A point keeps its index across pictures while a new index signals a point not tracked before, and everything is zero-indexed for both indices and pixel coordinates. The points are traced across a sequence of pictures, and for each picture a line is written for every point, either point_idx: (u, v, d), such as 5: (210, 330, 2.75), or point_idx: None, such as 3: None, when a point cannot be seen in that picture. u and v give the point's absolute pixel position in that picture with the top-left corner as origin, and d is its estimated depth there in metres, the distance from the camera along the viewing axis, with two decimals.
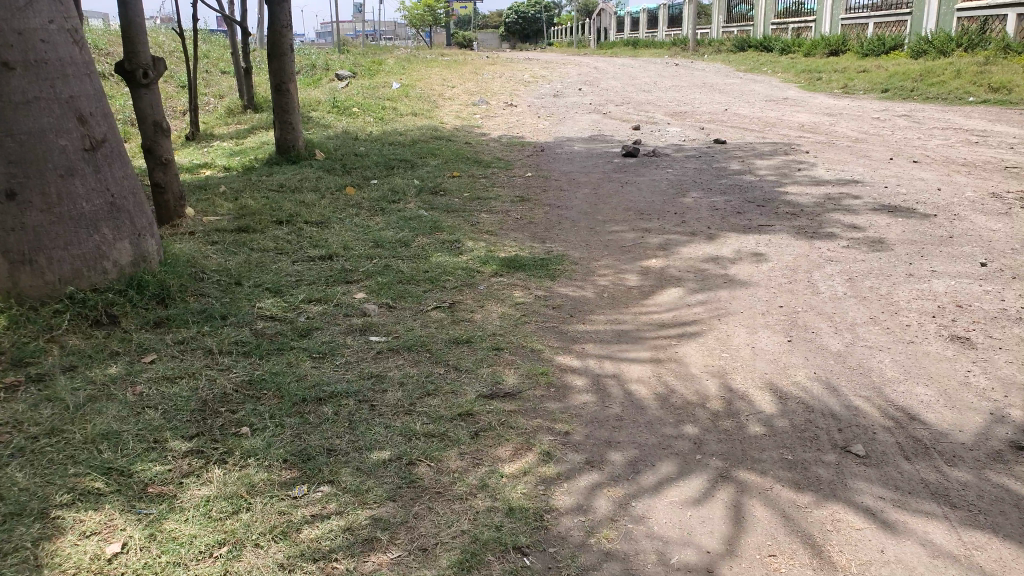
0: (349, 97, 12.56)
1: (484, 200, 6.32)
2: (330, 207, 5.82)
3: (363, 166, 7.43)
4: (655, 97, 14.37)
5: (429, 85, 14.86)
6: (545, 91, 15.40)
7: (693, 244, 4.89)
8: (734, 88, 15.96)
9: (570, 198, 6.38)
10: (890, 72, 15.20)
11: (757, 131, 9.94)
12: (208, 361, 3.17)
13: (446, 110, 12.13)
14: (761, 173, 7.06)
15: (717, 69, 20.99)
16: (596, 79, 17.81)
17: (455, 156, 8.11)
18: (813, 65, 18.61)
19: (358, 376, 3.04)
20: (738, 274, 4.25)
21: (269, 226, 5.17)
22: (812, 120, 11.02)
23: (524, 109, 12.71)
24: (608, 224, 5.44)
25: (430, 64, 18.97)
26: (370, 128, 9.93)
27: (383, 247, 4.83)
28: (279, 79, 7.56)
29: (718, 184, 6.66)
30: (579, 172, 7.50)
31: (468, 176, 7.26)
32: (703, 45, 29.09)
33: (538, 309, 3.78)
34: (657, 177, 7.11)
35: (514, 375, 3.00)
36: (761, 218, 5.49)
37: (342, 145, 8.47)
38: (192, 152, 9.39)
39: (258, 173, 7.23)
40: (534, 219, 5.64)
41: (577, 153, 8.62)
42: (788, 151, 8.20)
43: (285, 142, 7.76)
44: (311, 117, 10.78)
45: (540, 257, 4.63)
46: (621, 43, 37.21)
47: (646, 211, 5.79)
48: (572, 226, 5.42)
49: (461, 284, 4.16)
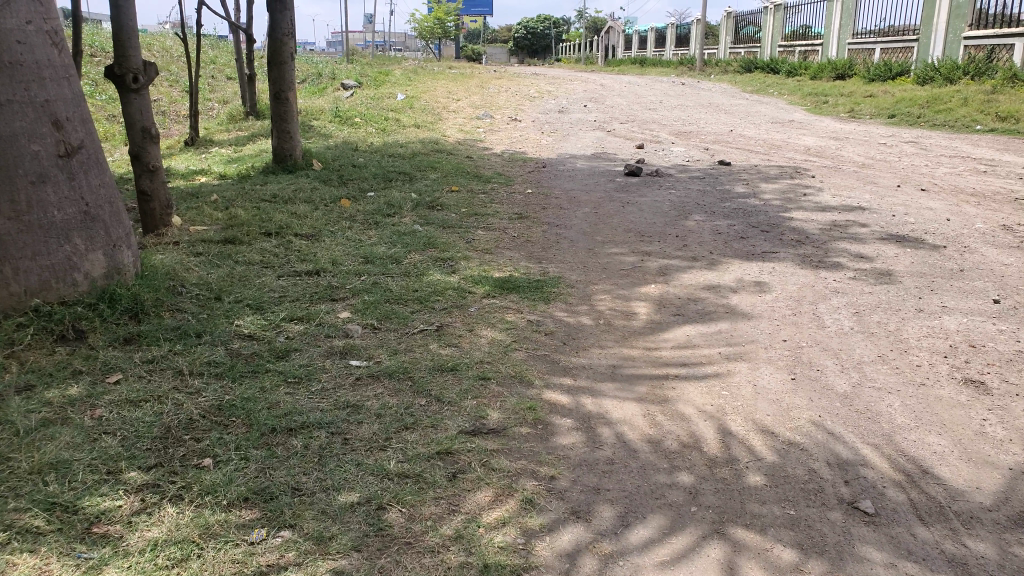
0: (351, 107, 12.42)
1: (481, 215, 6.15)
2: (322, 219, 5.64)
3: (360, 177, 7.27)
4: (660, 116, 14.24)
5: (433, 97, 14.74)
6: (549, 106, 15.27)
7: (694, 269, 4.72)
8: (740, 109, 15.84)
9: (570, 217, 6.21)
10: (898, 98, 15.08)
11: (762, 154, 9.80)
12: (177, 383, 2.99)
13: (449, 123, 11.98)
14: (766, 197, 6.90)
15: (723, 90, 20.91)
16: (601, 95, 17.71)
17: (454, 169, 7.96)
18: (819, 88, 18.52)
19: (333, 405, 2.86)
20: (740, 304, 4.07)
21: (257, 237, 4.99)
22: (819, 144, 10.88)
23: (527, 124, 12.59)
24: (608, 246, 5.28)
25: (435, 76, 18.87)
26: (370, 139, 9.78)
27: (372, 263, 4.65)
28: (278, 88, 7.41)
29: (722, 207, 6.50)
30: (580, 190, 7.33)
31: (466, 191, 7.10)
32: (710, 65, 29.03)
33: (529, 334, 3.59)
34: (660, 198, 6.95)
35: (499, 409, 2.82)
36: (766, 244, 5.33)
37: (340, 155, 8.31)
38: (187, 159, 9.24)
39: (252, 182, 7.06)
40: (531, 238, 5.47)
41: (579, 171, 8.46)
42: (794, 174, 8.04)
43: (282, 151, 7.58)
44: (311, 126, 10.64)
45: (535, 278, 4.45)
46: (628, 61, 37.22)
47: (647, 233, 5.62)
48: (570, 247, 5.26)
49: (450, 304, 3.98)
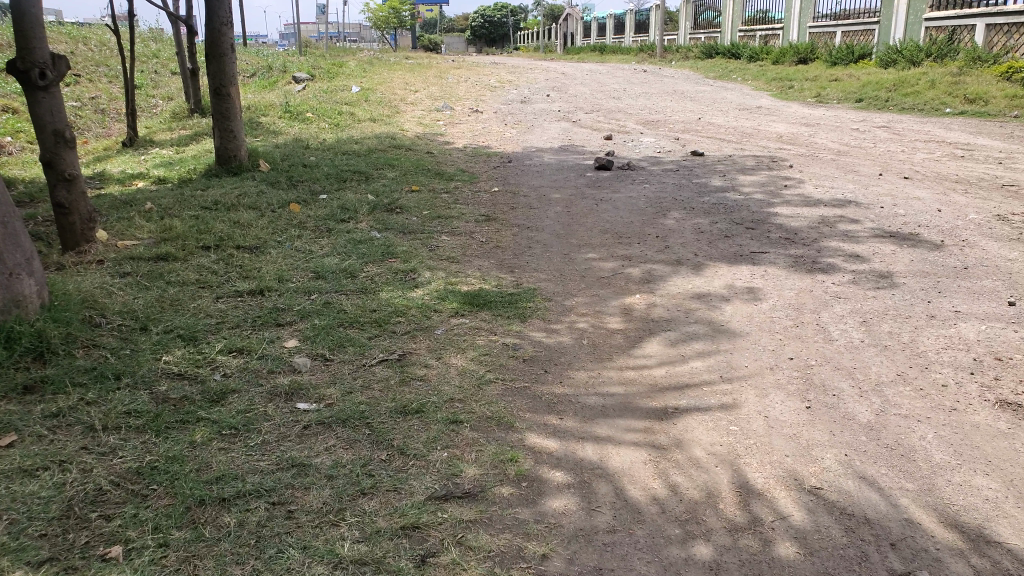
0: (303, 101, 11.81)
1: (444, 218, 5.67)
2: (269, 228, 5.15)
3: (312, 179, 6.74)
4: (626, 105, 13.85)
5: (389, 89, 14.16)
6: (511, 97, 14.78)
7: (680, 276, 4.30)
8: (705, 96, 15.50)
9: (542, 218, 5.76)
10: (862, 81, 14.85)
11: (734, 143, 9.44)
12: (85, 443, 2.52)
13: (408, 116, 11.47)
14: (745, 190, 6.52)
15: (686, 77, 20.57)
16: (564, 85, 17.29)
17: (414, 167, 7.46)
18: (783, 73, 18.24)
19: (276, 466, 2.40)
20: (736, 317, 3.67)
21: (195, 252, 4.49)
22: (790, 131, 10.55)
23: (490, 115, 12.10)
24: (584, 250, 4.84)
25: (392, 67, 18.22)
26: (324, 135, 9.22)
27: (324, 279, 4.17)
28: (217, 83, 6.87)
29: (702, 202, 6.10)
30: (549, 187, 6.90)
31: (428, 191, 6.61)
32: (670, 52, 28.72)
33: (503, 361, 3.14)
34: (634, 193, 6.53)
35: (474, 464, 2.36)
36: (753, 243, 4.93)
37: (291, 154, 7.76)
38: (127, 161, 8.61)
39: (193, 188, 6.51)
40: (499, 243, 5.01)
41: (546, 165, 8.01)
42: (770, 165, 7.68)
43: (226, 151, 7.03)
44: (261, 123, 10.04)
45: (508, 291, 4.00)
46: (588, 49, 36.82)
47: (625, 234, 5.19)
48: (542, 252, 4.81)
49: (413, 325, 3.52)
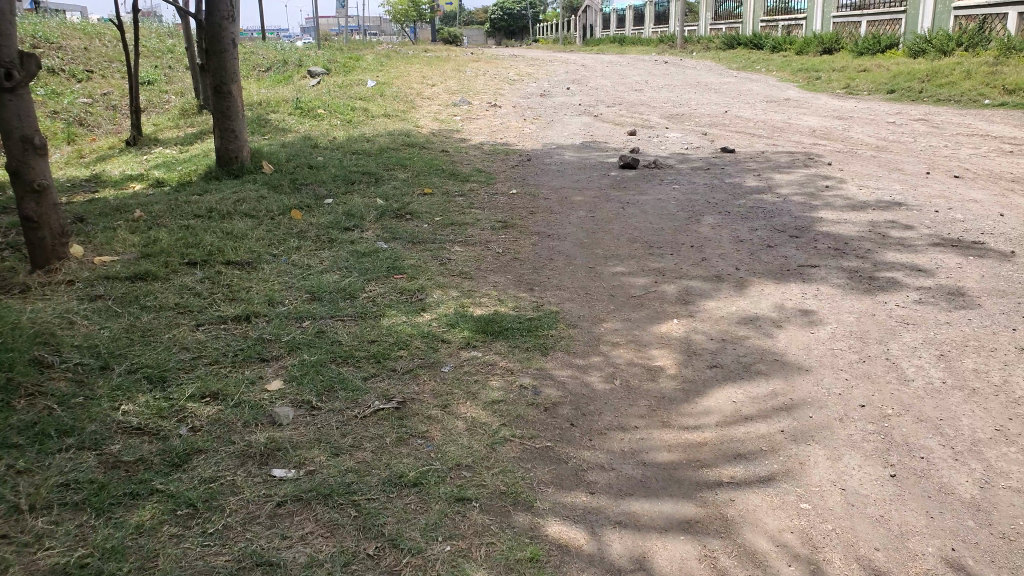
0: (314, 97, 11.35)
1: (457, 225, 5.18)
2: (265, 238, 4.68)
3: (316, 181, 6.28)
4: (649, 97, 13.31)
5: (404, 83, 13.68)
6: (530, 90, 14.25)
7: (722, 296, 3.79)
8: (731, 87, 14.89)
9: (563, 224, 5.26)
10: (896, 70, 14.17)
11: (766, 138, 8.89)
12: (10, 525, 2.05)
13: (423, 111, 11.00)
14: (785, 191, 5.98)
15: (710, 67, 19.93)
16: (584, 77, 16.74)
17: (426, 167, 6.97)
18: (809, 63, 17.58)
19: (238, 563, 1.93)
20: (791, 350, 3.15)
21: (179, 270, 4.03)
22: (823, 124, 9.96)
23: (507, 110, 11.60)
24: (611, 263, 4.34)
25: (408, 60, 17.73)
26: (333, 133, 8.76)
27: (319, 301, 3.70)
28: (218, 80, 6.39)
29: (738, 206, 5.58)
30: (570, 189, 6.39)
31: (440, 193, 6.12)
32: (692, 42, 28.05)
33: (522, 408, 2.65)
34: (663, 195, 6.01)
35: (482, 567, 1.90)
36: (800, 253, 4.40)
37: (297, 153, 7.31)
38: (128, 162, 8.21)
39: (190, 192, 6.08)
40: (517, 254, 4.52)
41: (567, 164, 7.50)
42: (809, 162, 7.13)
43: (227, 152, 6.58)
44: (269, 120, 9.60)
45: (528, 314, 3.52)
46: (607, 40, 36.16)
47: (656, 244, 4.68)
48: (564, 265, 4.30)
49: (416, 360, 3.03)
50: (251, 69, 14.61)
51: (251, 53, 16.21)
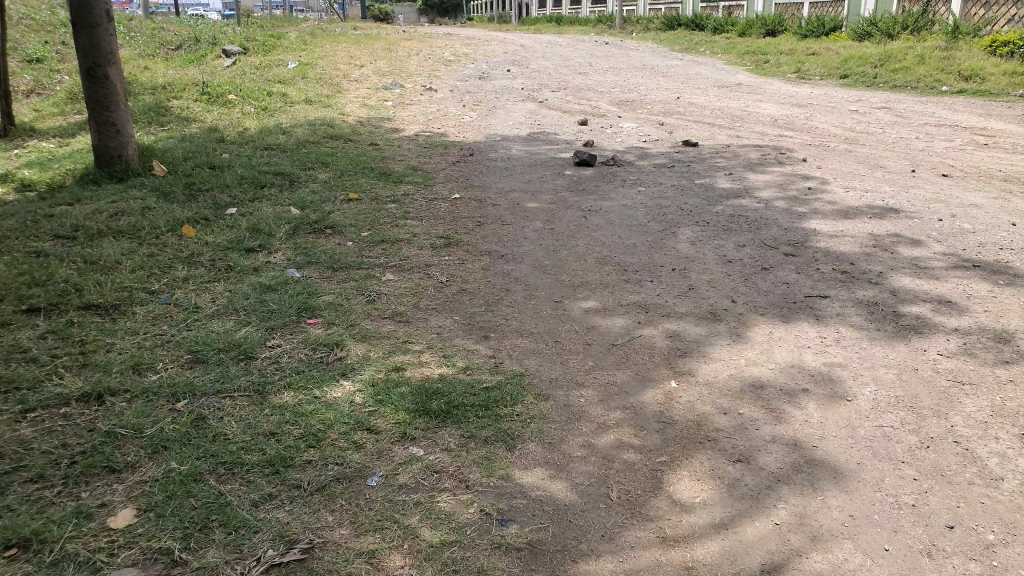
0: (229, 80, 10.23)
1: (389, 243, 4.31)
2: (140, 268, 3.80)
3: (220, 186, 5.32)
4: (594, 81, 12.56)
5: (331, 64, 12.58)
6: (467, 72, 13.35)
7: (725, 343, 3.01)
8: (677, 71, 14.24)
9: (517, 239, 4.44)
10: (843, 55, 13.68)
11: (725, 128, 8.23)
12: None
13: (350, 96, 10.01)
14: (764, 196, 5.27)
15: (651, 49, 19.27)
16: (524, 58, 15.88)
17: (352, 166, 6.05)
18: (754, 45, 17.07)
19: None
20: (829, 430, 2.38)
21: (17, 320, 3.15)
22: (782, 112, 9.36)
23: (444, 94, 10.70)
24: (579, 294, 3.54)
25: (336, 39, 16.59)
26: (247, 123, 7.73)
27: (202, 365, 2.84)
28: (88, 62, 5.35)
29: (713, 213, 4.86)
30: (520, 192, 5.58)
31: (369, 200, 5.23)
32: (630, 23, 27.40)
33: (483, 558, 1.84)
34: (626, 200, 5.26)
35: None
36: (802, 279, 3.67)
37: (199, 149, 6.31)
38: (2, 157, 7.05)
39: (61, 200, 5.07)
40: (463, 283, 3.69)
41: (513, 159, 6.69)
42: (780, 159, 6.45)
43: (106, 150, 5.58)
44: (174, 108, 8.50)
45: (478, 378, 2.69)
46: (543, 20, 35.29)
47: (631, 266, 3.91)
48: (523, 299, 3.49)
49: (332, 467, 2.19)
50: (162, 47, 13.29)
51: (163, 30, 14.84)
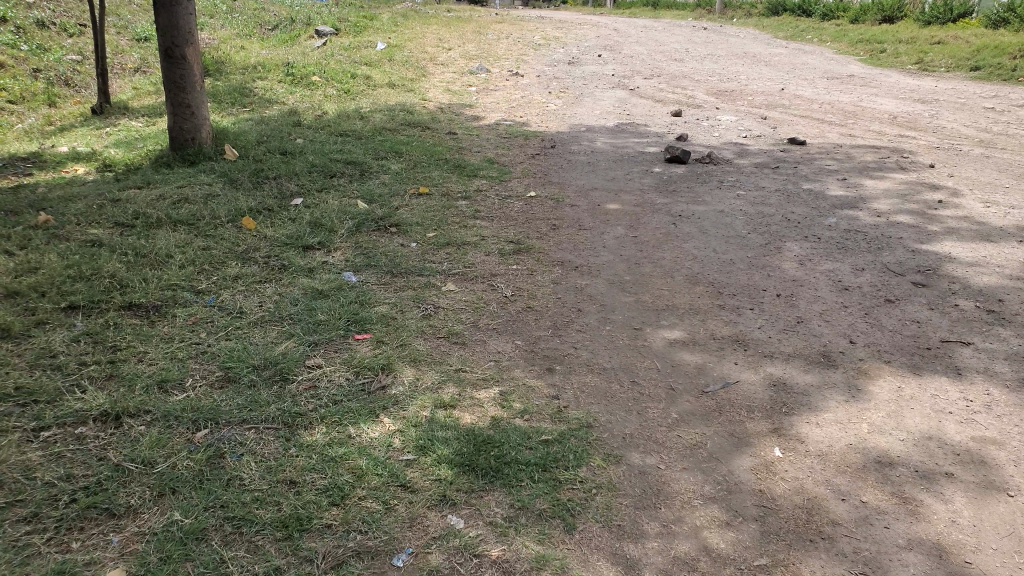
0: (317, 60, 10.06)
1: (456, 247, 3.95)
2: (191, 263, 3.50)
3: (288, 173, 5.04)
4: (692, 69, 11.90)
5: (419, 47, 12.31)
6: (558, 57, 12.87)
7: (842, 398, 2.56)
8: (782, 60, 13.40)
9: (595, 247, 4.02)
10: (968, 46, 12.54)
11: (836, 125, 7.54)
12: None
13: (436, 79, 9.70)
14: (882, 207, 4.67)
15: (754, 35, 18.30)
16: (619, 43, 15.27)
17: (426, 157, 5.73)
18: (867, 33, 15.94)
19: None
20: (987, 540, 1.92)
21: (50, 319, 2.84)
22: (902, 108, 8.55)
23: (533, 80, 10.27)
24: (664, 321, 3.11)
25: (429, 20, 16.33)
26: (327, 107, 7.51)
27: (234, 387, 2.48)
28: (167, 41, 5.15)
29: (823, 226, 4.30)
30: (603, 191, 5.13)
31: (440, 197, 4.89)
32: (731, 7, 26.25)
33: None
34: (723, 205, 4.75)
35: None
36: (935, 317, 3.13)
37: (274, 133, 6.09)
38: (87, 134, 7.00)
39: (130, 182, 4.83)
40: (531, 299, 3.28)
41: (600, 153, 6.24)
42: (900, 163, 5.78)
43: (180, 132, 5.37)
44: (257, 88, 8.35)
45: (539, 428, 2.29)
46: (640, 4, 34.30)
47: (727, 289, 3.44)
48: (599, 323, 3.06)
49: (353, 536, 1.83)
50: (256, 25, 13.28)
51: (260, 8, 14.85)
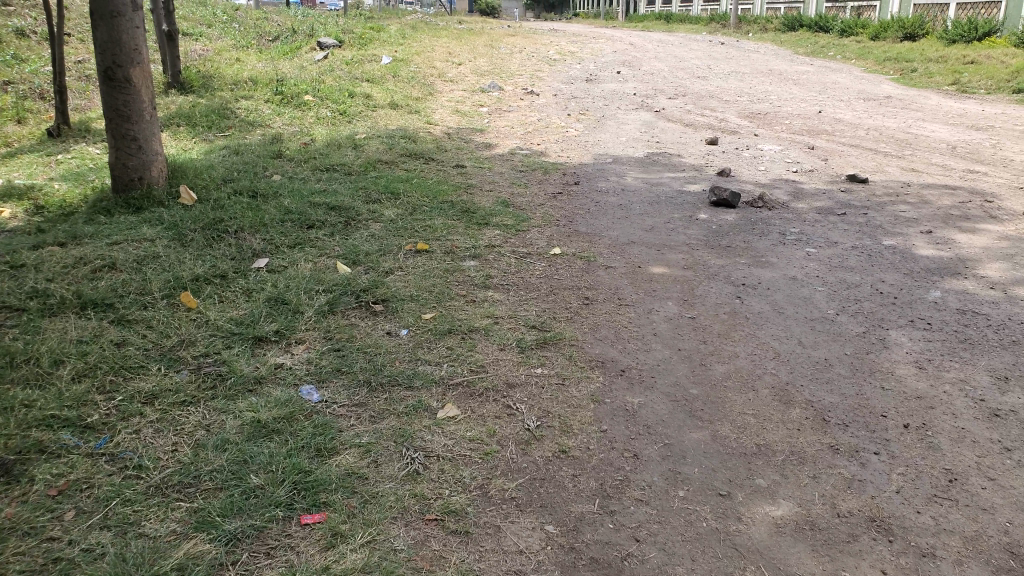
0: (312, 76, 9.16)
1: (460, 337, 3.11)
2: (88, 375, 2.70)
3: (253, 225, 4.22)
4: (717, 88, 10.97)
5: (426, 61, 11.40)
6: (573, 73, 11.97)
7: None
8: (812, 78, 12.44)
9: (646, 338, 3.13)
10: (1016, 65, 11.57)
11: (897, 157, 6.60)
12: None
13: (441, 99, 8.78)
14: (995, 273, 3.71)
15: (775, 51, 17.34)
16: (636, 58, 14.37)
17: (427, 199, 4.81)
18: (898, 50, 14.97)
19: None
20: None
21: None
22: (962, 137, 7.59)
23: (548, 99, 9.36)
24: (758, 479, 2.23)
25: (438, 32, 15.44)
26: (317, 132, 6.61)
27: None
28: (107, 61, 4.32)
29: (930, 308, 3.36)
30: (643, 246, 4.19)
31: (441, 255, 4.00)
32: (746, 20, 25.24)
33: None
34: (794, 270, 3.84)
35: None
36: None
37: (247, 167, 5.21)
38: (35, 162, 6.07)
39: (50, 236, 3.90)
40: (564, 436, 2.43)
41: (632, 191, 5.31)
42: (992, 210, 4.81)
43: (124, 170, 4.50)
44: (240, 108, 7.45)
45: None
46: (653, 16, 33.44)
47: (833, 413, 2.58)
48: (667, 486, 2.20)
49: None
50: (252, 35, 12.39)
51: (263, 18, 14.01)
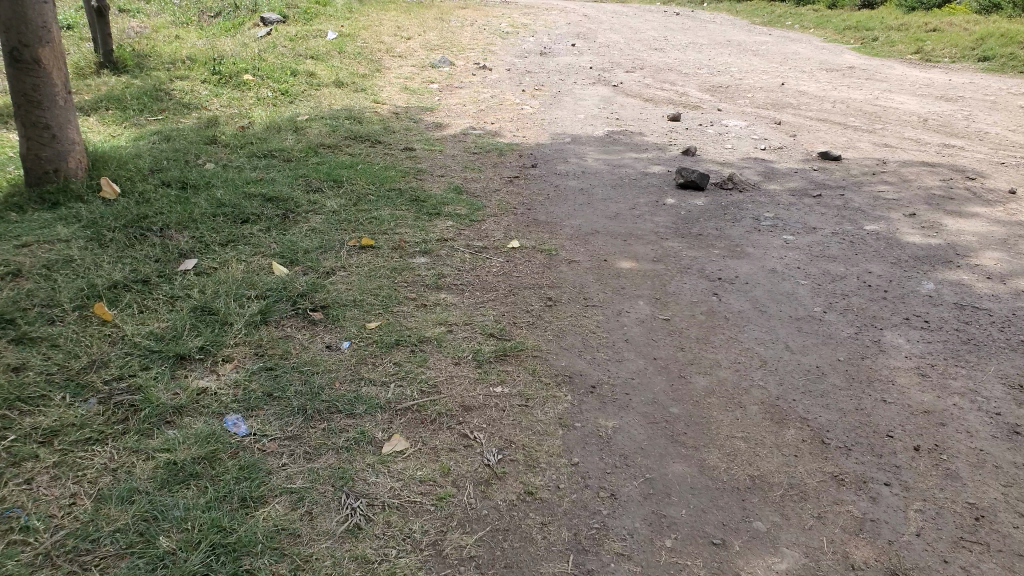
0: (252, 53, 8.63)
1: (407, 350, 2.75)
2: None
3: (180, 220, 3.80)
4: (676, 60, 10.65)
5: (373, 35, 10.90)
6: (528, 46, 11.55)
7: None
8: (772, 49, 12.19)
9: (617, 345, 2.80)
10: (977, 32, 11.44)
11: (867, 131, 6.35)
12: None
13: (390, 75, 8.33)
14: (990, 262, 3.44)
15: (732, 22, 17.07)
16: (592, 30, 13.98)
17: (374, 186, 4.42)
18: (855, 18, 14.79)
19: None
20: None
21: None
22: (929, 108, 7.38)
23: (503, 74, 8.95)
24: (755, 522, 1.94)
25: (387, 5, 14.86)
26: (255, 113, 6.14)
27: None
28: (12, 39, 3.82)
29: (924, 302, 3.08)
30: (609, 236, 3.86)
31: (389, 251, 3.63)
32: None
33: None
34: (774, 261, 3.53)
35: None
36: None
37: (174, 155, 4.75)
38: None
39: None
40: (528, 474, 2.12)
41: (594, 173, 4.97)
42: (974, 189, 4.57)
43: (36, 161, 4.03)
44: (172, 89, 6.92)
45: None
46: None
47: (832, 434, 2.28)
48: (651, 534, 1.91)
49: None
50: (188, 10, 11.72)
51: None
